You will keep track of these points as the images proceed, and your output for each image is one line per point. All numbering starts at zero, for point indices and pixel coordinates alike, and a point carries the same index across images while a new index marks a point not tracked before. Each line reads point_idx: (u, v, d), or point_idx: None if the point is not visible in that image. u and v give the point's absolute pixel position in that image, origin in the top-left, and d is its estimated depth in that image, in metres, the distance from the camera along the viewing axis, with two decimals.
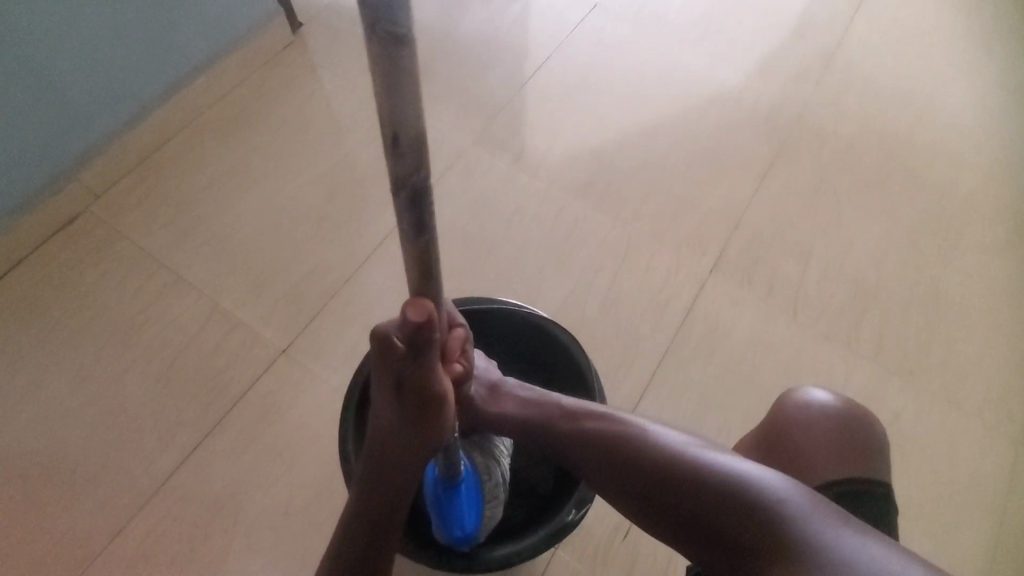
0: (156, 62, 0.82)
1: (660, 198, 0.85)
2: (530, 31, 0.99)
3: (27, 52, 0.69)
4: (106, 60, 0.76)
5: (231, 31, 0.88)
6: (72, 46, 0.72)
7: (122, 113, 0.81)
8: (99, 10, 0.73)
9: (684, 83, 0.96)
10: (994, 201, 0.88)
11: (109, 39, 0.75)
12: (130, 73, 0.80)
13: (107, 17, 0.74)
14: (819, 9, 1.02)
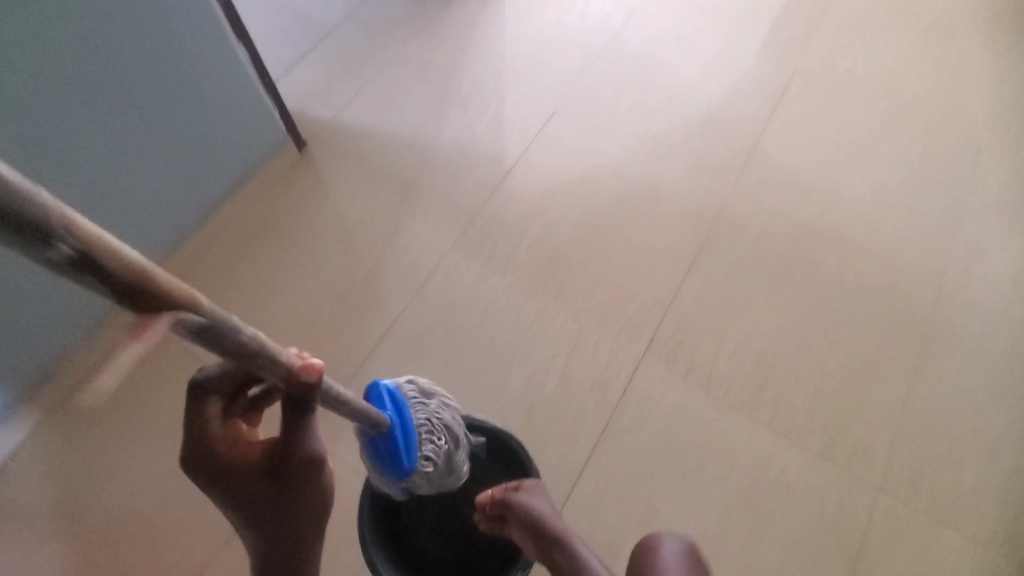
0: (193, 153, 0.98)
1: (605, 290, 1.05)
2: (498, 140, 1.19)
3: (86, 205, 0.87)
4: (147, 198, 0.95)
5: (249, 130, 1.05)
6: (118, 191, 0.90)
7: (168, 215, 0.99)
8: (141, 131, 0.89)
9: (627, 182, 1.15)
10: (880, 281, 1.07)
11: (152, 139, 0.91)
12: (172, 180, 0.97)
13: (146, 134, 0.90)
14: (741, 113, 1.22)
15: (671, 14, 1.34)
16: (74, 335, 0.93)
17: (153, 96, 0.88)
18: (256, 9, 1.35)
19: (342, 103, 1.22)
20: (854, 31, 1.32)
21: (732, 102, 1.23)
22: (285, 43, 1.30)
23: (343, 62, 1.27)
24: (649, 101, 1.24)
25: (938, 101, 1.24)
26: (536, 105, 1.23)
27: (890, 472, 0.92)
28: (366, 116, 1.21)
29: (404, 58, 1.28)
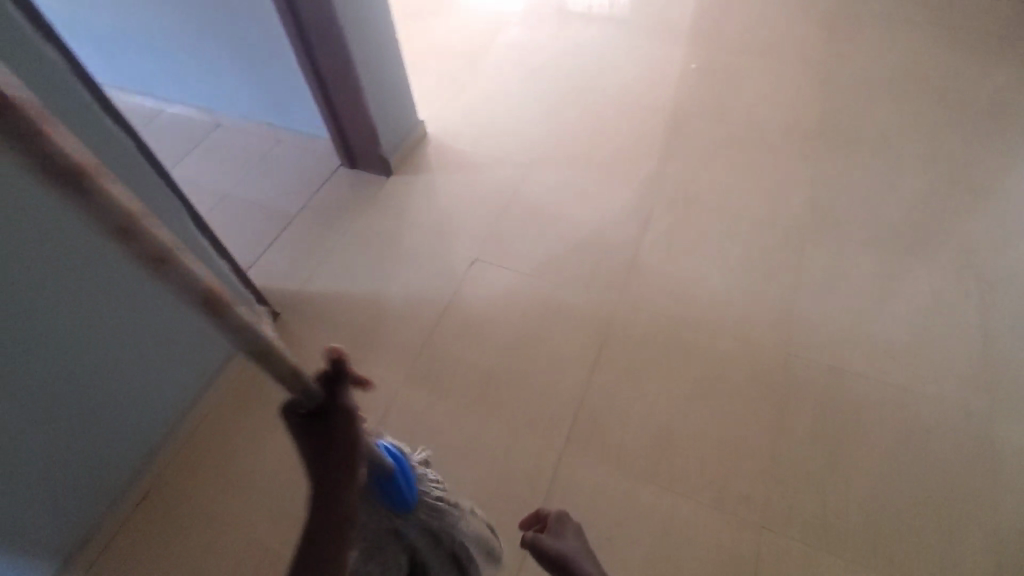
0: (160, 305, 1.19)
1: (528, 397, 1.30)
2: (433, 287, 1.49)
3: (103, 407, 1.13)
4: (148, 389, 1.21)
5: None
6: (125, 389, 1.16)
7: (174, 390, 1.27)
8: (134, 336, 1.15)
9: (538, 304, 1.44)
10: (746, 354, 1.33)
11: (133, 322, 1.14)
12: (162, 369, 1.23)
13: (138, 337, 1.16)
14: (620, 237, 1.55)
15: (557, 169, 1.73)
16: (102, 506, 1.19)
17: (142, 308, 1.15)
18: (231, 210, 1.70)
19: (305, 275, 1.53)
20: (698, 162, 1.71)
21: (611, 229, 1.57)
22: (255, 236, 1.63)
23: (303, 245, 1.59)
24: (548, 237, 1.57)
25: (768, 207, 1.60)
26: (460, 254, 1.56)
27: (768, 513, 1.15)
28: (325, 283, 1.51)
29: (352, 235, 1.61)
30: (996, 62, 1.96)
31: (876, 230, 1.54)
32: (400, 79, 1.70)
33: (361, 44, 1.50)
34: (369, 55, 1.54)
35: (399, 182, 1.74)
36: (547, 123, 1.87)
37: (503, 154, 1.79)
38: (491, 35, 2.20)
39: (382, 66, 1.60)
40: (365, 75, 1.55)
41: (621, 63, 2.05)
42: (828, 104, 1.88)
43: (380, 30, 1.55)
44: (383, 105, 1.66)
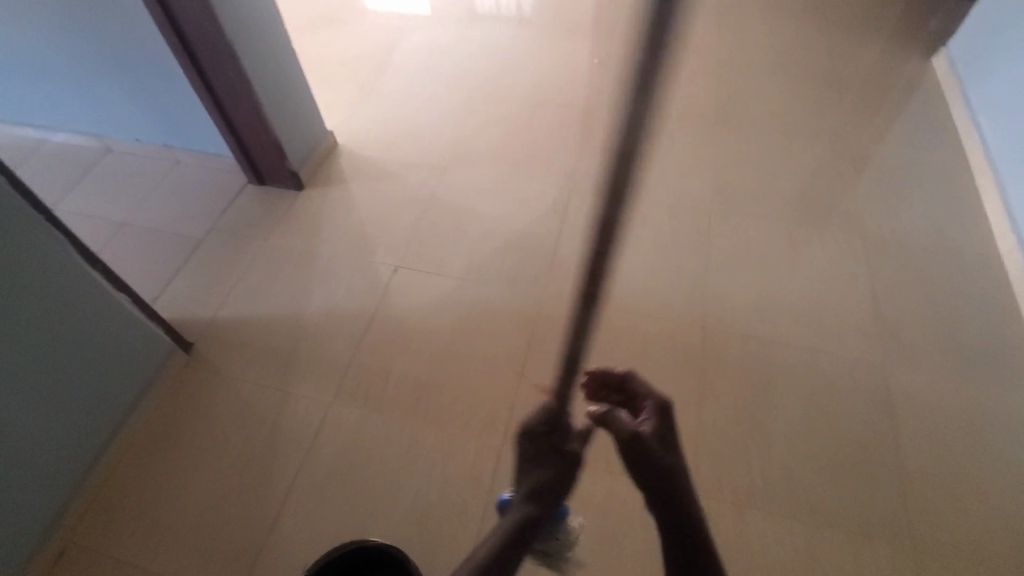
0: (58, 348, 1.09)
1: (463, 399, 1.30)
2: (356, 298, 1.46)
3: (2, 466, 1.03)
4: (52, 440, 1.11)
5: (137, 343, 1.26)
6: (25, 444, 1.06)
7: (82, 439, 1.17)
8: (31, 384, 1.06)
9: (465, 306, 1.45)
10: (667, 332, 1.39)
11: (28, 370, 1.05)
12: (67, 416, 1.14)
13: (36, 385, 1.07)
14: (540, 233, 1.59)
15: (473, 172, 1.74)
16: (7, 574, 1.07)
17: (36, 353, 1.06)
18: (129, 240, 1.59)
19: (218, 301, 1.46)
20: (608, 154, 1.78)
21: (530, 225, 1.60)
22: (159, 265, 1.53)
23: (213, 269, 1.52)
24: (468, 238, 1.58)
25: (676, 192, 1.68)
26: (382, 263, 1.54)
27: (701, 481, 1.20)
28: (240, 306, 1.45)
29: (266, 254, 1.55)
30: (863, 44, 2.16)
31: (774, 205, 1.66)
32: (301, 90, 1.65)
33: (254, 56, 1.44)
34: (264, 67, 1.49)
35: (313, 196, 1.69)
36: (459, 126, 1.88)
37: (417, 160, 1.78)
38: (396, 42, 2.18)
39: (280, 77, 1.55)
40: (262, 88, 1.49)
41: (526, 63, 2.09)
42: (721, 91, 2.00)
43: (273, 41, 1.50)
44: (286, 118, 1.61)
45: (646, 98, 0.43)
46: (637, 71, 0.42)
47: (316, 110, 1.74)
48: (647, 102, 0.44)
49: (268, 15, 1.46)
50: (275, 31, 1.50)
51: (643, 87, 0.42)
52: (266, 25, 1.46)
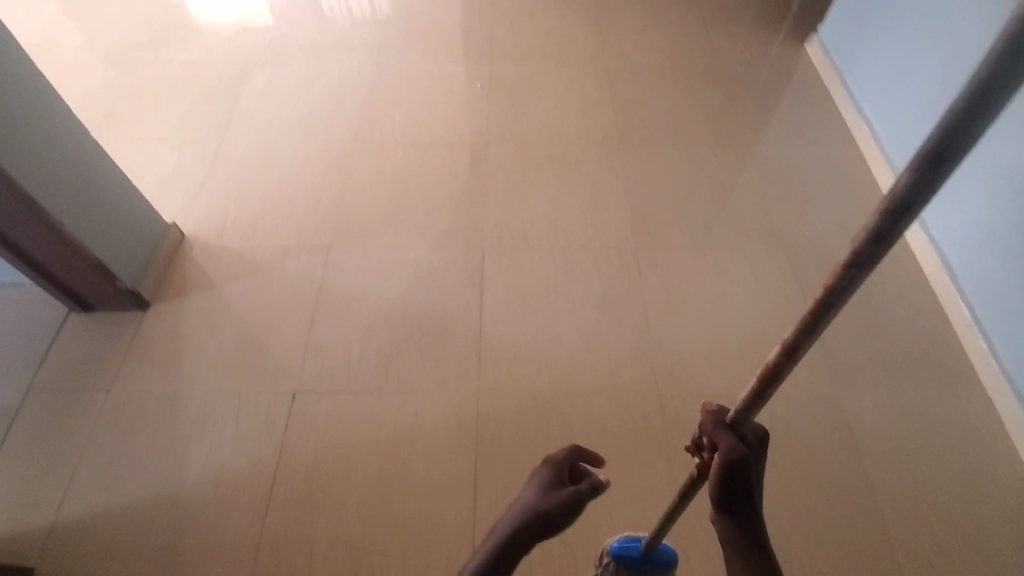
0: None
1: (411, 556, 1.07)
2: (250, 449, 1.16)
3: None
4: None
5: None
6: None
7: None
8: None
9: (390, 428, 1.21)
10: (622, 411, 1.25)
11: None
12: None
13: None
14: (460, 313, 1.37)
15: (365, 246, 1.47)
16: None
17: None
18: None
19: (55, 498, 1.09)
20: (515, 200, 1.58)
21: (446, 305, 1.38)
22: None
23: (41, 452, 1.14)
24: (376, 335, 1.32)
25: (597, 234, 1.53)
26: (275, 389, 1.23)
27: None
28: (90, 497, 1.10)
29: (115, 413, 1.19)
30: (739, 36, 2.12)
31: (698, 231, 1.56)
32: (121, 188, 1.28)
33: (32, 167, 1.07)
34: (55, 176, 1.12)
35: (165, 315, 1.33)
36: (337, 190, 1.59)
37: (292, 243, 1.47)
38: (237, 86, 1.80)
39: (84, 181, 1.18)
40: (56, 204, 1.12)
41: (400, 98, 1.82)
42: (617, 104, 1.86)
43: (63, 137, 1.13)
44: (105, 230, 1.24)
45: (940, 167, 0.38)
46: (948, 118, 0.36)
47: (147, 205, 1.37)
48: (950, 167, 0.37)
49: (44, 108, 1.08)
50: (61, 124, 1.12)
51: (950, 143, 0.36)
52: (45, 121, 1.09)
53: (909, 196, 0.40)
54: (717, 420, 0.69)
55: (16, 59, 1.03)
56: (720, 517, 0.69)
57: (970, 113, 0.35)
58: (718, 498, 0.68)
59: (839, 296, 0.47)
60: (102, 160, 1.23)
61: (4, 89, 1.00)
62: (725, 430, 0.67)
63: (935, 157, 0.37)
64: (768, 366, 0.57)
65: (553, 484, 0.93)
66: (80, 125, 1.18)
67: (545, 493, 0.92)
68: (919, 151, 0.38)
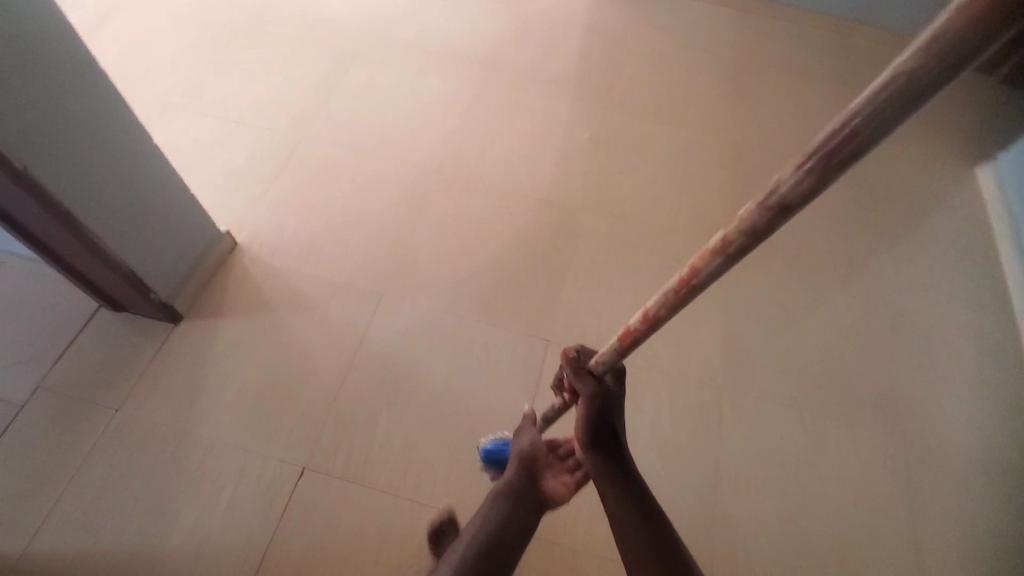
0: None
1: None
2: (242, 522, 1.04)
3: None
4: None
5: None
6: None
7: None
8: None
9: (397, 539, 1.06)
10: None
11: None
12: None
13: None
14: (503, 415, 1.20)
15: (420, 305, 1.32)
16: None
17: None
18: None
19: (34, 523, 1.02)
20: (596, 287, 1.39)
21: (490, 401, 1.21)
22: None
23: (32, 466, 1.06)
24: (407, 419, 1.18)
25: (681, 351, 1.29)
26: (284, 457, 1.11)
27: None
28: (68, 532, 1.01)
29: (116, 439, 1.10)
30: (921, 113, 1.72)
31: (805, 371, 1.29)
32: (171, 191, 1.15)
33: (77, 187, 0.96)
34: (95, 181, 0.99)
35: (194, 335, 1.22)
36: (406, 227, 1.44)
37: (344, 281, 1.33)
38: (330, 80, 1.66)
39: (128, 185, 1.05)
40: (92, 212, 1.00)
41: (497, 132, 1.63)
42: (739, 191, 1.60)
43: (111, 138, 0.99)
44: (146, 237, 1.12)
45: (837, 165, 0.42)
46: (849, 121, 0.40)
47: (199, 207, 1.25)
48: (842, 169, 0.43)
49: (94, 106, 0.95)
50: (110, 123, 0.99)
51: (851, 151, 0.41)
52: (92, 121, 0.95)
53: (798, 192, 0.45)
54: (577, 364, 0.79)
55: (68, 53, 0.88)
56: (589, 447, 0.82)
57: (873, 123, 0.39)
58: (587, 435, 0.81)
59: (724, 261, 0.54)
60: (154, 161, 1.10)
61: (48, 88, 0.86)
62: (588, 376, 0.78)
63: (831, 156, 0.42)
64: (628, 329, 0.69)
65: (521, 441, 0.94)
66: (135, 122, 1.04)
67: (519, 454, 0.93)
68: (819, 148, 0.43)
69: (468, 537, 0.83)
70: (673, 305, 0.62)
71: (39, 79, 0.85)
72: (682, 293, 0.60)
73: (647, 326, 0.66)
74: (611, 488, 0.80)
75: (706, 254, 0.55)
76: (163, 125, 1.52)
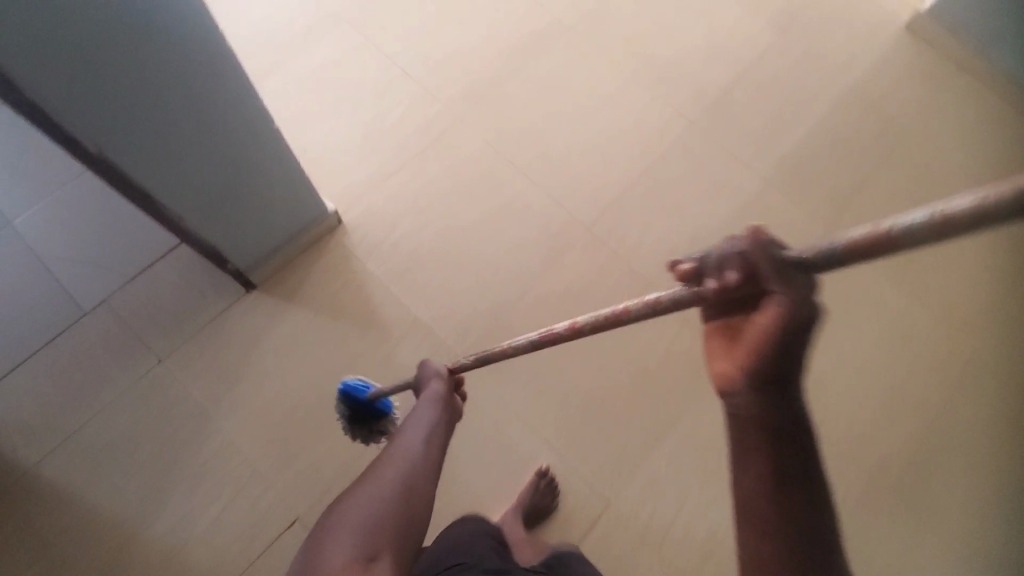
0: None
1: None
2: (220, 542, 0.98)
3: None
4: None
5: None
6: None
7: None
8: None
9: None
10: None
11: None
12: None
13: None
14: None
15: (491, 388, 1.12)
16: None
17: None
18: None
19: (54, 439, 1.02)
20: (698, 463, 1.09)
21: None
22: (13, 330, 1.07)
23: (71, 382, 1.05)
24: None
25: None
26: (283, 495, 1.01)
27: None
28: (75, 466, 1.01)
29: (148, 392, 1.06)
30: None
31: None
32: (278, 168, 0.97)
33: (162, 171, 0.79)
34: (192, 169, 0.82)
35: (260, 311, 1.12)
36: (520, 284, 1.20)
37: (427, 320, 1.15)
38: (521, 59, 1.38)
39: (230, 170, 0.88)
40: (180, 197, 0.85)
41: (680, 204, 1.29)
42: (997, 423, 1.07)
43: (222, 126, 0.81)
44: (236, 216, 0.98)
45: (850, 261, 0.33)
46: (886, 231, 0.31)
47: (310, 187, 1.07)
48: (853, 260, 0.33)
49: (206, 96, 0.75)
50: (227, 111, 0.79)
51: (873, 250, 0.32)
52: (204, 109, 0.76)
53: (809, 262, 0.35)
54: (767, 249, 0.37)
55: (191, 39, 0.67)
56: (746, 398, 0.41)
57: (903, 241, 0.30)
58: (747, 371, 0.41)
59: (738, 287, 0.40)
60: (268, 146, 0.91)
61: (147, 78, 0.67)
62: (750, 265, 0.39)
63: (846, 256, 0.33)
64: (722, 284, 0.41)
65: (436, 383, 0.83)
66: (259, 109, 0.83)
67: (437, 391, 0.81)
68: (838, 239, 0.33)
69: (405, 450, 0.70)
70: (733, 291, 0.40)
71: (140, 67, 0.65)
72: (711, 284, 0.42)
73: (718, 287, 0.41)
74: (753, 441, 0.42)
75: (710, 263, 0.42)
76: (326, 44, 1.35)
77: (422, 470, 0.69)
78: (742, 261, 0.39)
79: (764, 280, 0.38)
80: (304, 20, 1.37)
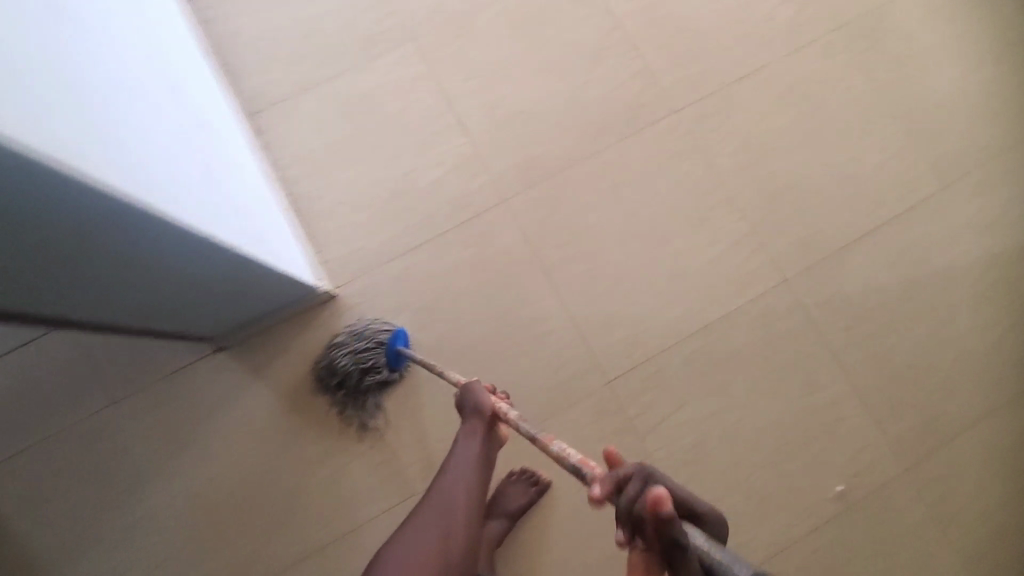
0: None
1: None
2: None
3: None
4: None
5: None
6: None
7: None
8: None
9: None
10: None
11: None
12: None
13: None
14: None
15: None
16: None
17: None
18: None
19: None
20: None
21: None
22: None
23: (24, 399, 1.01)
24: None
25: None
26: None
27: None
28: (9, 490, 0.98)
29: (96, 432, 1.01)
30: None
31: None
32: (251, 275, 0.85)
33: (89, 305, 0.66)
34: (118, 294, 0.67)
35: (225, 375, 1.04)
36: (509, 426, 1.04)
37: (397, 438, 1.03)
38: (600, 141, 1.12)
39: (187, 288, 0.76)
40: (121, 312, 0.72)
41: (730, 381, 1.06)
42: None
43: (154, 263, 0.63)
44: (199, 310, 0.86)
45: None
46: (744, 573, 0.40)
47: (283, 270, 0.91)
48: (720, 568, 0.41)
49: (159, 257, 0.63)
50: (185, 257, 0.66)
51: None
52: (152, 260, 0.63)
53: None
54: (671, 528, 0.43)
55: (113, 225, 0.51)
56: None
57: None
58: None
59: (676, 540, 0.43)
60: (238, 265, 0.79)
61: (74, 261, 0.54)
62: (672, 545, 0.43)
63: None
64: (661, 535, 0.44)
65: (479, 416, 0.79)
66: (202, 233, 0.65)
67: (471, 433, 0.78)
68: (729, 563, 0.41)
69: (425, 523, 0.74)
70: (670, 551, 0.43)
71: (43, 261, 0.50)
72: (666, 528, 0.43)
73: (665, 536, 0.43)
74: None
75: (667, 526, 0.43)
76: (382, 66, 1.14)
77: (431, 551, 0.72)
78: (681, 547, 0.43)
79: (684, 556, 0.42)
80: (366, 29, 1.16)
